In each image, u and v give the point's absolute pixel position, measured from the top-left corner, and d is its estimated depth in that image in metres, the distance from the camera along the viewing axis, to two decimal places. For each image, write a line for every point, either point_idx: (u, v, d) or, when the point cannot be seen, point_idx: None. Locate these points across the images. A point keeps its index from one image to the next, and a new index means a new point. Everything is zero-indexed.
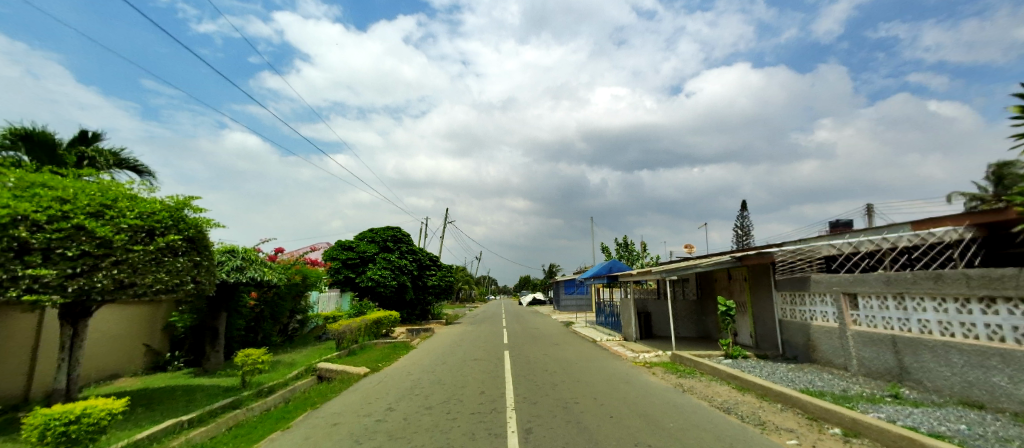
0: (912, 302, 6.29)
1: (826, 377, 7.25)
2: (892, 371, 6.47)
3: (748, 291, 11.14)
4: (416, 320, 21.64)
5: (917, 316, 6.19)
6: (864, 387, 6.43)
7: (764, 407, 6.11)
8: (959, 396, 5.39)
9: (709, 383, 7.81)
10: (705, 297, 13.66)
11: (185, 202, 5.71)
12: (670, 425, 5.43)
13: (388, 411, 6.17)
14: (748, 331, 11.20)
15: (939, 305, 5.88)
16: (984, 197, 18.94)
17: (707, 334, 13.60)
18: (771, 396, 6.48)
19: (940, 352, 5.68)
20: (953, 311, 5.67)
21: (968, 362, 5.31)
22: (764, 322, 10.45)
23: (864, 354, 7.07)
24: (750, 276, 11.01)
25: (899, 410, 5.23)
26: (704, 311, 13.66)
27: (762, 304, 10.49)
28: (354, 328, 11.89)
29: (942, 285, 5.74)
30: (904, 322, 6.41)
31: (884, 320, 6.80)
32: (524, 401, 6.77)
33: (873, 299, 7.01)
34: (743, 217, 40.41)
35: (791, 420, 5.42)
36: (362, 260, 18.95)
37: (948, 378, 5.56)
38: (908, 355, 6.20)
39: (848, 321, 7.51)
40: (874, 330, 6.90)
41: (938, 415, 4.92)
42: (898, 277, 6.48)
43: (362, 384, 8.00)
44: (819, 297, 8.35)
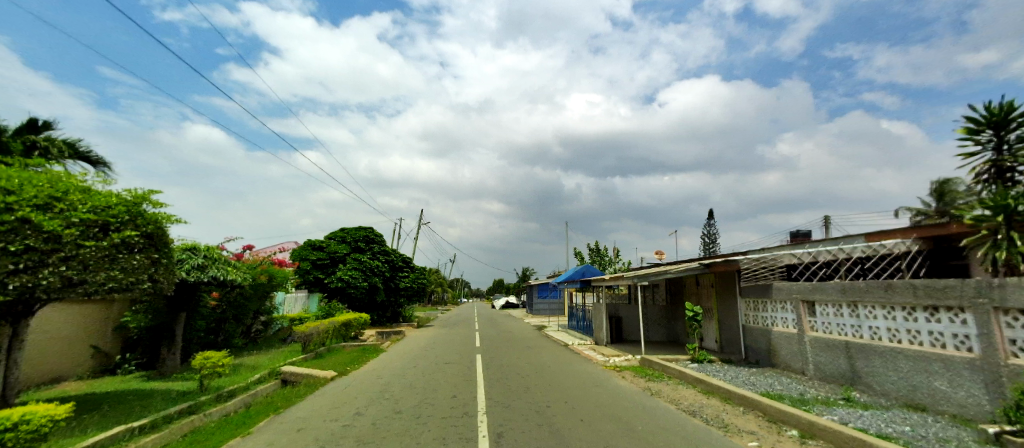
0: (864, 309, 6.65)
1: (784, 381, 7.57)
2: (846, 375, 6.81)
3: (714, 298, 11.52)
4: (386, 322, 21.32)
5: (870, 324, 6.52)
6: (819, 391, 6.75)
7: (727, 409, 6.33)
8: (904, 399, 5.75)
9: (676, 387, 8.03)
10: (675, 302, 14.03)
11: (143, 196, 5.44)
12: (640, 428, 5.55)
13: (356, 416, 6.04)
14: (714, 336, 11.57)
15: (888, 313, 6.24)
16: (927, 211, 20.15)
17: (675, 338, 13.95)
18: (734, 399, 6.71)
19: (889, 358, 6.04)
20: (900, 319, 6.03)
21: (913, 367, 5.66)
22: (729, 328, 10.80)
23: (820, 359, 7.43)
24: (717, 283, 11.38)
25: (851, 412, 5.53)
26: (673, 316, 14.03)
27: (727, 310, 10.85)
28: (322, 330, 11.59)
29: (892, 294, 6.09)
30: (857, 329, 6.76)
31: (838, 326, 7.17)
32: (496, 404, 6.75)
33: (829, 306, 7.36)
34: (710, 225, 41.81)
35: (752, 423, 5.64)
36: (332, 260, 18.49)
37: (896, 382, 5.88)
38: (860, 361, 6.55)
39: (806, 327, 7.88)
40: (830, 336, 7.26)
41: (885, 417, 5.24)
42: (852, 286, 6.83)
43: (328, 388, 7.78)
44: (780, 304, 8.71)
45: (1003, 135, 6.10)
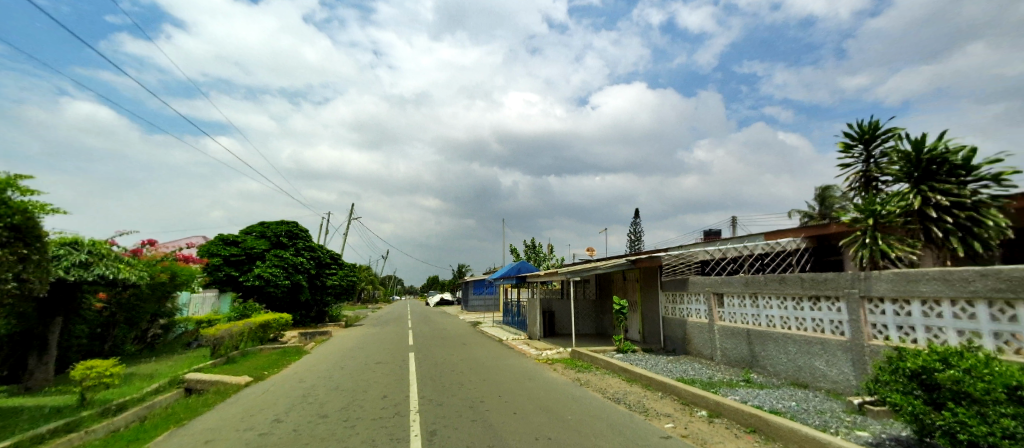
0: (763, 300, 7.46)
1: (696, 366, 8.29)
2: (746, 359, 7.61)
3: (639, 292, 12.27)
4: (310, 322, 20.14)
5: (766, 312, 7.34)
6: (724, 374, 7.49)
7: (647, 395, 6.79)
8: (791, 378, 6.56)
9: (603, 376, 8.46)
10: (603, 296, 14.76)
11: (6, 181, 4.62)
12: (568, 417, 5.79)
13: (275, 423, 5.64)
14: (637, 327, 12.34)
15: (781, 303, 7.05)
16: (813, 214, 23.05)
17: (603, 331, 14.70)
18: (653, 385, 7.22)
19: (780, 342, 6.84)
20: (790, 308, 6.84)
21: (799, 349, 6.46)
22: (651, 320, 11.58)
23: (726, 345, 8.23)
24: (641, 278, 12.12)
25: (750, 391, 6.20)
26: (601, 309, 14.76)
27: (650, 303, 11.62)
28: (236, 332, 10.67)
29: (785, 286, 6.88)
30: (757, 317, 7.57)
31: (742, 315, 7.97)
32: (428, 402, 6.65)
33: (735, 298, 8.16)
34: (637, 222, 44.50)
35: (668, 406, 6.11)
36: (248, 257, 17.06)
37: (786, 363, 6.69)
38: (758, 346, 7.35)
39: (716, 317, 8.67)
40: (734, 325, 8.06)
41: (776, 395, 5.94)
42: (754, 279, 7.63)
43: (243, 395, 7.19)
44: (695, 296, 9.49)
45: (872, 152, 6.99)
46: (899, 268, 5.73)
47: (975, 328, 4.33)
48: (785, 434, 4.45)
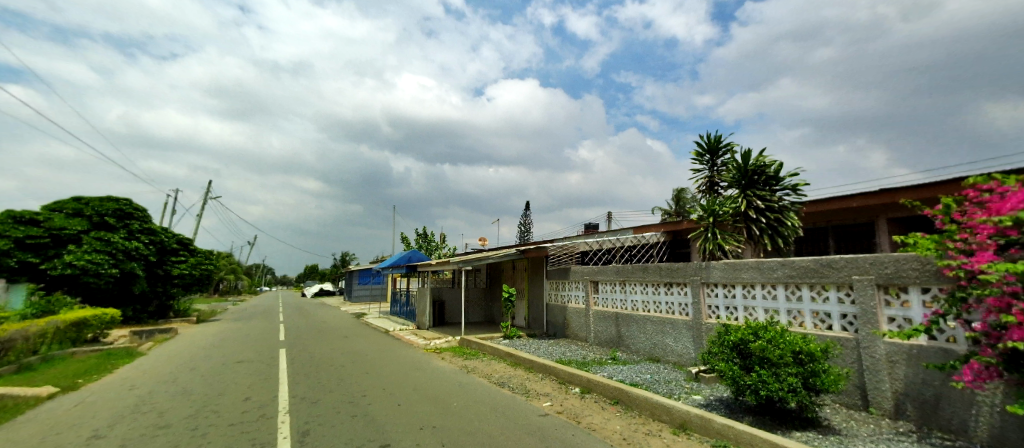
0: (629, 287, 8.36)
1: (573, 348, 9.02)
2: (614, 339, 8.51)
3: (526, 280, 12.86)
4: (147, 319, 16.96)
5: (631, 297, 8.27)
6: (595, 353, 8.29)
7: (529, 377, 7.19)
8: (648, 354, 7.54)
9: (488, 362, 8.70)
10: (493, 285, 15.17)
11: None
12: (454, 404, 5.84)
13: (96, 441, 4.65)
14: (522, 314, 12.96)
15: (643, 288, 7.99)
16: (671, 212, 26.66)
17: (491, 318, 15.13)
18: (534, 367, 7.66)
19: (641, 323, 7.78)
20: (650, 293, 7.79)
21: (655, 329, 7.43)
22: (535, 306, 12.24)
23: (598, 328, 9.10)
24: (528, 267, 12.71)
25: (615, 368, 6.95)
26: (490, 298, 15.16)
27: (535, 290, 12.27)
28: (36, 333, 8.48)
29: (647, 274, 7.80)
30: (624, 302, 8.48)
31: (612, 301, 8.86)
32: (300, 401, 6.11)
33: (608, 285, 9.02)
34: (526, 215, 46.52)
35: (547, 386, 6.55)
36: (55, 239, 13.67)
37: (644, 341, 7.66)
38: (624, 327, 8.27)
39: (591, 303, 9.50)
40: (606, 309, 8.94)
41: (636, 369, 6.76)
42: (623, 268, 8.50)
43: (47, 410, 5.77)
44: (575, 284, 10.27)
45: (716, 161, 8.29)
46: (729, 259, 6.94)
47: (776, 307, 5.45)
48: (641, 403, 5.08)
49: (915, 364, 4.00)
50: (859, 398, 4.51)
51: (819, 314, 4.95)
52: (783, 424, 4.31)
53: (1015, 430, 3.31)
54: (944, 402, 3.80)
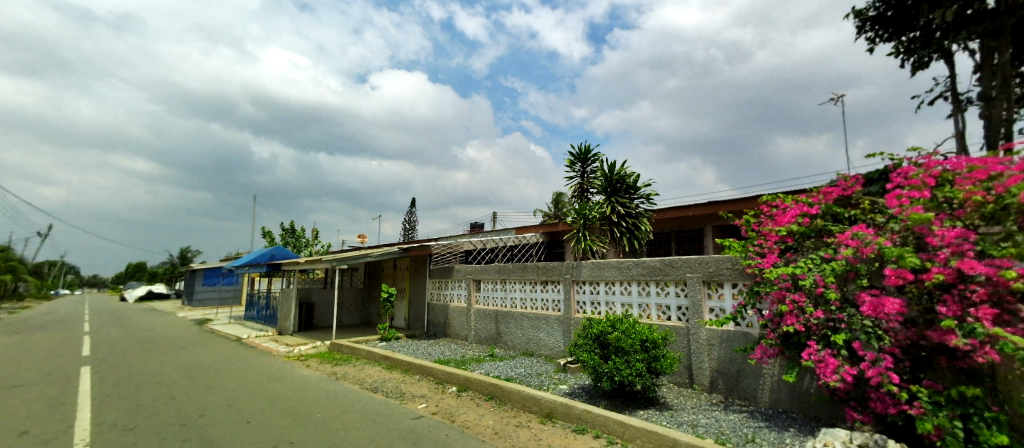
0: (509, 285, 8.63)
1: (452, 347, 9.00)
2: (493, 336, 8.74)
3: (407, 279, 12.44)
4: None
5: (510, 295, 8.57)
6: (474, 351, 8.40)
7: (405, 380, 6.94)
8: (524, 349, 7.92)
9: (361, 367, 8.17)
10: (371, 284, 14.37)
11: None
12: (318, 415, 5.34)
13: None
14: (402, 314, 12.51)
15: (522, 286, 8.31)
16: (550, 215, 28.42)
17: (368, 320, 14.32)
18: (411, 369, 7.42)
19: (519, 320, 8.11)
20: (528, 291, 8.14)
21: (531, 325, 7.82)
22: (416, 306, 11.92)
23: (478, 326, 9.24)
24: (411, 265, 12.31)
25: (493, 364, 7.11)
26: (368, 298, 14.34)
27: (416, 290, 11.94)
28: None
29: (526, 273, 8.11)
30: (504, 300, 8.73)
31: (493, 299, 9.06)
32: (110, 430, 4.95)
33: (490, 283, 9.18)
34: (410, 212, 45.07)
35: (423, 387, 6.40)
36: None
37: (521, 337, 8.01)
38: (503, 324, 8.54)
39: (473, 301, 9.59)
40: (487, 307, 9.11)
41: (512, 364, 7.01)
42: (504, 267, 8.73)
43: None
44: (457, 283, 10.25)
45: (586, 169, 9.06)
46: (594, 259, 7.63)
47: (630, 301, 6.16)
48: (514, 397, 5.27)
49: (726, 346, 4.91)
50: (687, 377, 5.35)
51: (662, 307, 5.72)
52: (631, 405, 4.89)
53: (784, 393, 4.39)
54: (743, 376, 4.74)
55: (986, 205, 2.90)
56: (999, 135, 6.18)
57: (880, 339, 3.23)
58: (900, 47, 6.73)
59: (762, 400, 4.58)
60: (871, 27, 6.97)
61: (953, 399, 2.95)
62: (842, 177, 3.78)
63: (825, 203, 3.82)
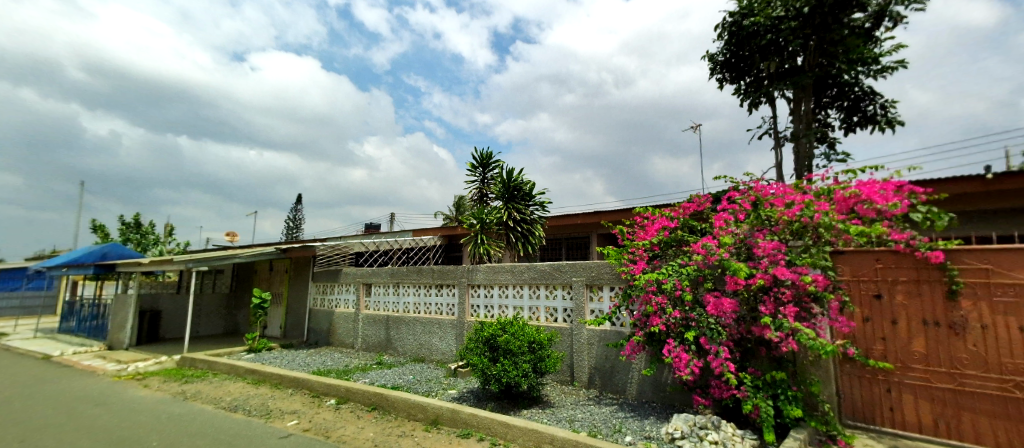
0: (402, 289, 8.30)
1: (335, 356, 8.36)
2: (382, 343, 8.34)
3: (286, 283, 11.24)
4: None
5: (402, 299, 8.25)
6: (360, 359, 7.92)
7: (274, 395, 6.23)
8: (414, 355, 7.71)
9: (221, 383, 7.13)
10: (241, 289, 12.69)
11: None
12: (154, 444, 4.49)
13: None
14: (278, 322, 11.26)
15: (415, 290, 8.05)
16: (450, 218, 28.10)
17: (235, 329, 12.62)
18: (283, 383, 6.69)
19: (410, 325, 7.87)
20: (422, 295, 7.91)
21: (423, 330, 7.63)
22: (295, 313, 10.82)
23: (366, 332, 8.74)
24: (291, 268, 11.15)
25: (379, 373, 6.76)
26: (237, 304, 12.65)
27: (296, 295, 10.85)
28: None
29: (420, 276, 7.88)
30: (396, 304, 8.38)
31: (384, 303, 8.64)
32: None
33: (381, 287, 8.74)
34: (296, 209, 40.96)
35: (296, 402, 5.81)
36: None
37: (412, 342, 7.78)
38: (393, 330, 8.18)
39: (361, 306, 9.03)
40: (377, 312, 8.65)
41: (400, 372, 6.74)
42: (397, 271, 8.37)
43: None
44: (345, 287, 9.55)
45: (486, 175, 9.17)
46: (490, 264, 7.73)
47: (521, 303, 6.35)
48: (397, 405, 5.07)
49: (602, 345, 5.33)
50: (568, 375, 5.68)
51: (550, 309, 6.00)
52: (516, 405, 5.04)
53: (648, 385, 4.95)
54: (615, 371, 5.21)
55: (792, 224, 3.68)
56: (804, 166, 7.70)
57: (720, 334, 3.78)
58: (742, 92, 8.04)
59: (630, 392, 5.07)
60: (720, 70, 8.21)
61: (767, 382, 3.63)
62: (696, 196, 4.41)
63: (683, 217, 4.42)
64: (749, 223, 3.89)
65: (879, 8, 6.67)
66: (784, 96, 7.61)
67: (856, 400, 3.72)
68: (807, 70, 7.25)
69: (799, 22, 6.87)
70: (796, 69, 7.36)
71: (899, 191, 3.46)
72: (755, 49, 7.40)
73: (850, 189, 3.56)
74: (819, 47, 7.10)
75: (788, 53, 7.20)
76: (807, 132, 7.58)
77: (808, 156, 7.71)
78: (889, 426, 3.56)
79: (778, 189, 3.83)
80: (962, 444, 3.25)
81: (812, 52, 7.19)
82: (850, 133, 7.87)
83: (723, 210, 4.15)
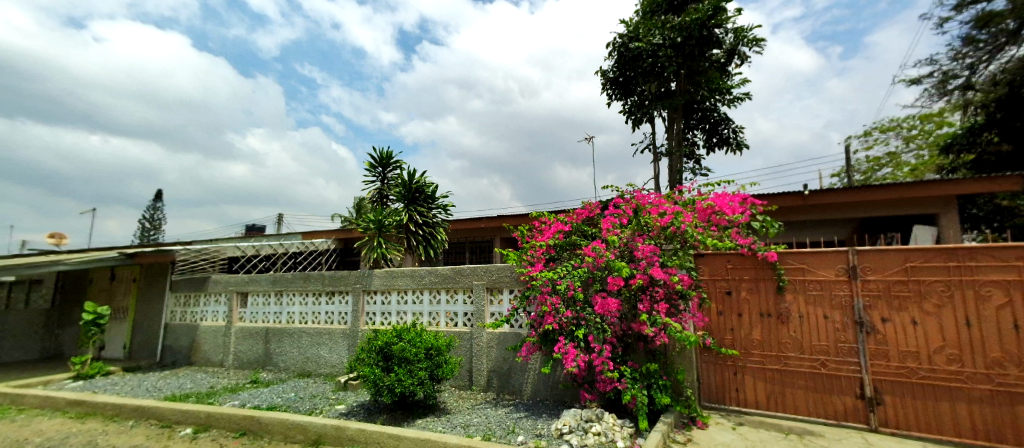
0: (286, 297, 7.48)
1: (198, 377, 7.24)
2: (259, 359, 7.44)
3: (133, 295, 9.42)
4: None
5: (286, 309, 7.43)
6: (231, 379, 6.97)
7: (108, 430, 5.15)
8: (298, 369, 7.02)
9: (30, 422, 5.68)
10: (68, 302, 10.33)
11: None
12: None
13: None
14: (121, 341, 9.39)
15: (303, 299, 7.31)
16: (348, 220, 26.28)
17: (58, 353, 10.21)
18: (123, 414, 5.56)
19: (294, 337, 7.14)
20: (310, 303, 7.21)
21: (310, 341, 6.97)
22: (145, 329, 9.12)
23: (239, 348, 7.73)
24: (140, 276, 9.37)
25: (252, 393, 5.99)
26: (62, 322, 10.27)
27: (147, 308, 9.16)
28: None
29: (309, 283, 7.17)
30: (277, 315, 7.52)
31: (263, 315, 7.71)
32: None
33: (260, 296, 7.78)
34: (154, 207, 34.84)
35: (138, 436, 4.87)
36: None
37: (296, 356, 7.06)
38: (273, 343, 7.35)
39: (234, 318, 7.95)
40: (254, 325, 7.69)
41: (279, 389, 6.06)
42: (280, 277, 7.51)
43: None
44: (213, 297, 8.31)
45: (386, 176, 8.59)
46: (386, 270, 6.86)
47: (421, 309, 6.09)
48: (272, 427, 4.53)
49: (501, 347, 5.39)
50: (467, 379, 5.63)
51: (450, 314, 5.87)
52: (410, 415, 4.84)
53: (542, 383, 5.13)
54: (513, 373, 5.30)
55: (666, 229, 4.10)
56: (675, 179, 8.73)
57: (605, 331, 4.07)
58: (627, 109, 8.86)
59: (525, 392, 5.20)
60: (609, 88, 8.92)
61: (644, 373, 3.99)
62: (588, 203, 4.68)
63: (576, 223, 4.65)
64: (631, 228, 4.23)
65: (732, 47, 7.87)
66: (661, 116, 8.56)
67: (711, 383, 4.27)
68: (679, 94, 8.25)
69: (673, 51, 7.81)
70: (670, 93, 8.33)
71: (742, 204, 4.15)
72: (639, 72, 8.19)
73: (708, 199, 4.13)
74: (688, 75, 8.14)
75: (664, 77, 8.09)
76: (679, 149, 8.61)
77: (678, 170, 8.75)
78: (734, 404, 4.16)
79: (654, 199, 4.28)
80: (784, 414, 3.94)
81: (683, 78, 8.20)
82: (711, 152, 9.13)
83: (610, 215, 4.43)
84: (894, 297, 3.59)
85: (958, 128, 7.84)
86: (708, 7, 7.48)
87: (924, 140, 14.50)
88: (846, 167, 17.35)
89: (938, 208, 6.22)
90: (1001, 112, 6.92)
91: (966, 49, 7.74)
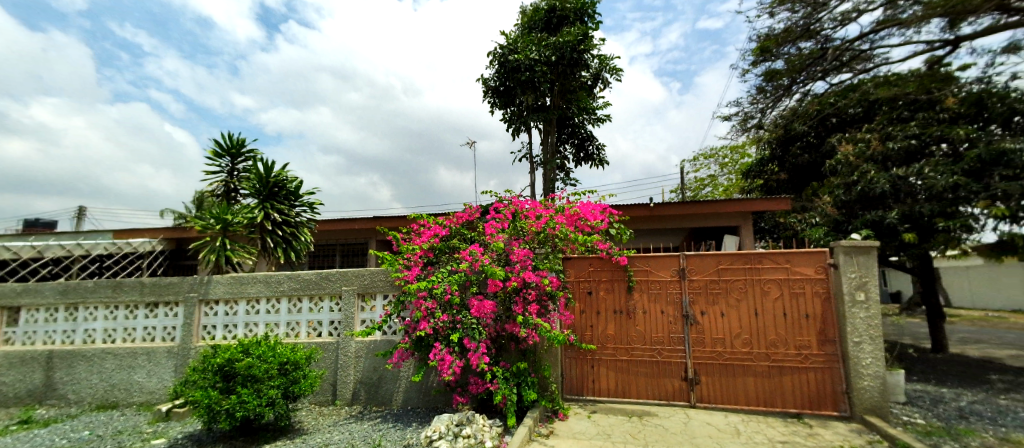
0: (84, 311, 5.85)
1: None
2: (36, 392, 5.72)
3: None
4: None
5: (84, 325, 5.82)
6: None
7: None
8: (99, 400, 5.60)
9: None
10: None
11: None
12: None
13: None
14: None
15: (110, 312, 5.80)
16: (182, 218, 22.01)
17: None
18: None
19: (94, 360, 5.64)
20: (121, 318, 5.75)
21: (118, 365, 5.58)
22: None
23: (3, 379, 5.83)
24: None
25: (20, 437, 4.53)
26: None
27: None
28: None
29: (120, 292, 5.69)
30: (68, 334, 5.85)
31: (45, 335, 5.92)
32: None
33: (40, 312, 5.95)
34: None
35: None
36: None
37: (96, 384, 5.60)
38: (59, 370, 5.70)
39: None
40: (28, 348, 5.86)
41: (65, 428, 4.71)
42: (76, 286, 5.82)
43: None
44: None
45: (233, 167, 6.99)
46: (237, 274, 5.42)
47: (275, 320, 5.30)
48: None
49: (371, 356, 5.03)
50: (330, 394, 5.13)
51: (312, 324, 5.26)
52: (255, 441, 4.18)
53: (413, 391, 4.95)
54: (382, 382, 4.99)
55: (540, 233, 4.33)
56: (548, 188, 9.32)
57: (481, 333, 4.04)
58: (505, 119, 9.18)
59: (395, 402, 4.96)
60: (490, 96, 9.15)
61: (514, 372, 4.11)
62: (467, 206, 4.68)
63: (456, 226, 4.61)
64: (508, 232, 4.35)
65: (597, 71, 8.76)
66: (536, 128, 9.06)
67: (572, 377, 4.63)
68: (553, 109, 8.86)
69: (547, 68, 8.37)
70: (545, 107, 8.89)
71: (603, 213, 4.61)
72: (517, 83, 8.56)
73: (576, 206, 4.48)
74: (561, 92, 8.81)
75: (540, 91, 8.61)
76: (551, 160, 9.21)
77: (551, 180, 9.36)
78: (591, 394, 4.57)
79: (529, 204, 4.47)
80: (630, 399, 4.45)
81: (556, 94, 8.84)
82: (578, 166, 10.01)
83: (491, 219, 4.46)
84: (711, 294, 4.35)
85: (753, 159, 9.98)
86: (578, 32, 8.23)
87: (733, 167, 18.14)
88: (681, 185, 20.72)
89: (738, 220, 7.78)
90: (779, 148, 9.02)
91: (757, 95, 8.49)
